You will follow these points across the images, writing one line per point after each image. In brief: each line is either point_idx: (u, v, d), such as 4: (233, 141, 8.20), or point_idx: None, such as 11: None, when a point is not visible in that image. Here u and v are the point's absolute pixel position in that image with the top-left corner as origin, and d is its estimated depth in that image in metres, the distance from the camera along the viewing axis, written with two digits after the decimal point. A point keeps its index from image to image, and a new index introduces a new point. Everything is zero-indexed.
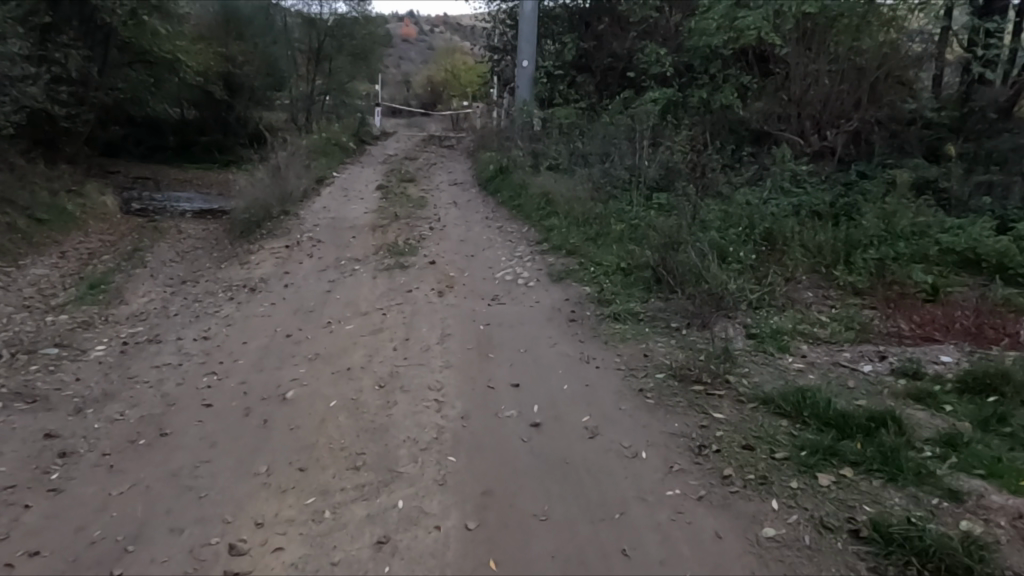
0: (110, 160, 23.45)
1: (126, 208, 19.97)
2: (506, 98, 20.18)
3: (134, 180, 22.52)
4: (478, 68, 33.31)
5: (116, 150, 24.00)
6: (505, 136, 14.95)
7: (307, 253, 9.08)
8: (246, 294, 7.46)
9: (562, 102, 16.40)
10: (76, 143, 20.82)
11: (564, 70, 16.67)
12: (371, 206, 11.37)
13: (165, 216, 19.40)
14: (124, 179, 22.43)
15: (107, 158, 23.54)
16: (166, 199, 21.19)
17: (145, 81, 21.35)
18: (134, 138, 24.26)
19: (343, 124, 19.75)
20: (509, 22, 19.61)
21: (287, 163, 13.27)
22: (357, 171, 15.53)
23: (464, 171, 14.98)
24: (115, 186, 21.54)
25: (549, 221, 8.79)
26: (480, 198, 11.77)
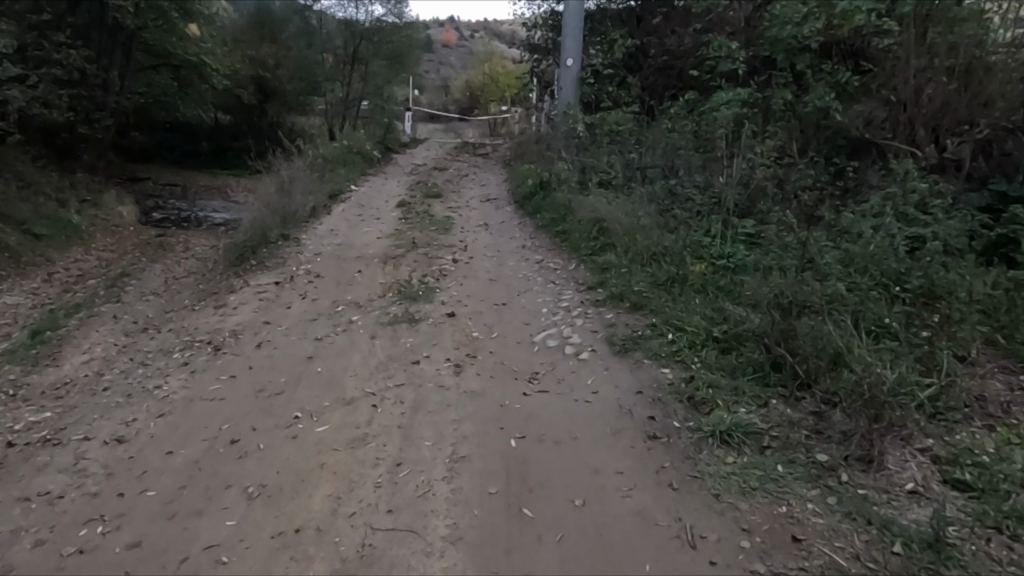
0: (141, 165, 22.50)
1: (146, 218, 18.68)
2: (547, 103, 18.33)
3: (162, 186, 21.42)
4: (518, 72, 31.59)
5: (146, 156, 23.04)
6: (547, 146, 13.06)
7: (299, 294, 7.27)
8: (206, 357, 5.68)
9: (612, 105, 14.47)
10: (95, 151, 19.70)
11: (614, 69, 14.74)
12: (386, 229, 9.56)
13: (183, 228, 18.04)
14: (153, 185, 21.34)
15: (138, 163, 22.58)
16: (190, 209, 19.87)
17: (170, 85, 20.16)
18: (168, 143, 23.41)
19: (369, 131, 18.14)
20: (554, 19, 17.82)
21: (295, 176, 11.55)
22: (378, 185, 13.77)
23: (498, 185, 13.13)
24: (136, 194, 20.33)
25: (604, 258, 6.81)
26: (516, 221, 9.84)
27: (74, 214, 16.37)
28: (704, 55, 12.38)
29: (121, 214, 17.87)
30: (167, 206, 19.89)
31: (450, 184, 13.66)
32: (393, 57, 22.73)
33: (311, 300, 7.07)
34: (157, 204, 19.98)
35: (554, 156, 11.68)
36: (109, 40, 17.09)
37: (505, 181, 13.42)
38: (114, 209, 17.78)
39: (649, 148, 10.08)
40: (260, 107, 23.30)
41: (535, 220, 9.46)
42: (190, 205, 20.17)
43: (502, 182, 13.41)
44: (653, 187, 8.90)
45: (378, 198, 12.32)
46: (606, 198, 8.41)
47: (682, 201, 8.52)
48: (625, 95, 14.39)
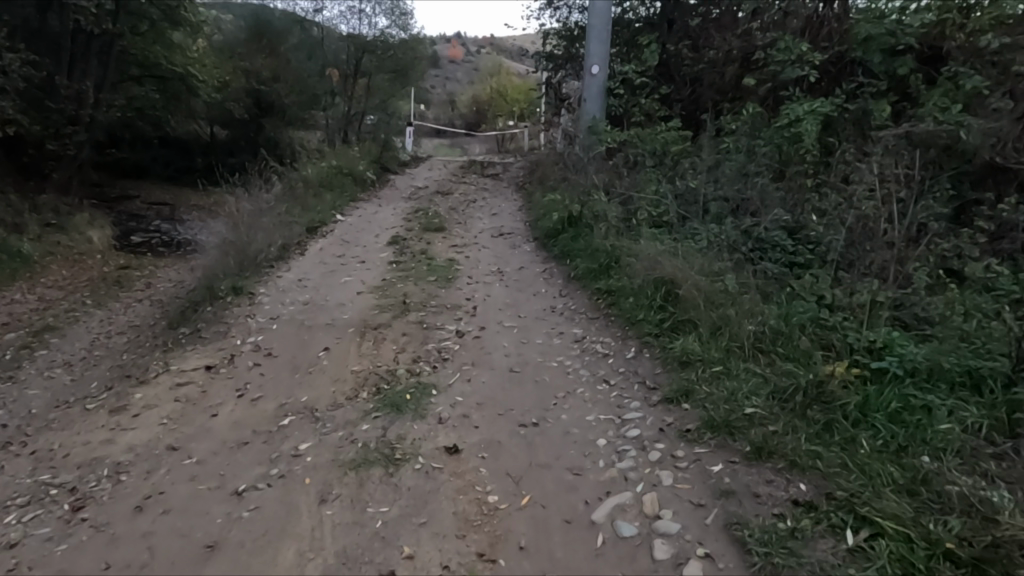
0: (133, 182, 20.72)
1: (124, 242, 16.48)
2: (564, 117, 16.17)
3: (150, 205, 19.34)
4: (529, 85, 29.48)
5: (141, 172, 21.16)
6: (572, 170, 10.86)
7: (233, 391, 5.06)
8: (47, 533, 3.51)
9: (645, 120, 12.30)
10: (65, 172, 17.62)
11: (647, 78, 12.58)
12: (371, 280, 7.35)
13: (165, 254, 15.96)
14: (139, 203, 19.28)
15: (130, 180, 20.78)
16: (176, 232, 17.69)
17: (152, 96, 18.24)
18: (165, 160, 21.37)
19: (363, 148, 15.96)
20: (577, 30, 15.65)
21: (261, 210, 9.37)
22: (368, 215, 11.56)
23: (512, 216, 10.90)
24: (116, 214, 18.22)
25: (681, 343, 4.58)
26: (539, 269, 7.61)
27: (27, 241, 14.14)
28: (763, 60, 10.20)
29: (91, 239, 15.63)
30: (150, 227, 17.74)
31: (454, 214, 11.46)
32: (397, 72, 19.33)
33: (249, 404, 4.83)
34: (140, 225, 17.81)
35: (583, 181, 9.43)
36: (81, 48, 15.19)
37: (521, 211, 11.24)
38: (80, 232, 15.56)
39: (709, 177, 7.87)
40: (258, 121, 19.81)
41: (566, 269, 7.23)
42: (177, 226, 18.00)
43: (516, 213, 11.21)
44: (725, 227, 6.67)
45: (367, 233, 10.12)
46: (667, 247, 6.21)
47: (768, 250, 6.29)
48: (660, 109, 12.22)
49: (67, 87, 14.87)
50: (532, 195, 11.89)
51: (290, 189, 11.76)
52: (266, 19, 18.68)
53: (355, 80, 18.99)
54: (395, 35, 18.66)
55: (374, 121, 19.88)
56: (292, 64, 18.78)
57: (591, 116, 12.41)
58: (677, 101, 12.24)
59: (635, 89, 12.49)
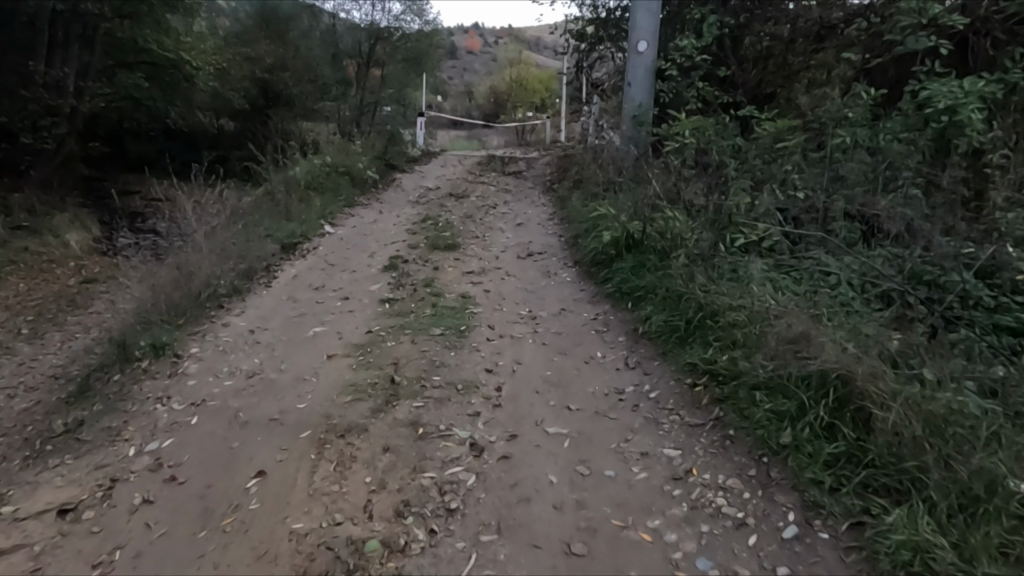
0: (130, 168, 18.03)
1: (110, 245, 13.56)
2: (595, 105, 13.91)
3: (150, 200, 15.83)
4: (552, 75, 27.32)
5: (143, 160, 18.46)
6: (620, 173, 8.63)
7: (88, 571, 3.01)
8: None
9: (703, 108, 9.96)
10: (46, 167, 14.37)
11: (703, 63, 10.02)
12: (352, 331, 5.23)
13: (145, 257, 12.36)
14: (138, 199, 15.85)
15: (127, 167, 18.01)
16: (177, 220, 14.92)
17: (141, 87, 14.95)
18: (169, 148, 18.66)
19: (366, 142, 13.77)
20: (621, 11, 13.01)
21: (219, 235, 7.24)
22: (364, 226, 9.39)
23: (545, 230, 8.68)
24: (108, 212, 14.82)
25: (899, 526, 2.54)
26: (588, 316, 5.43)
27: None
28: (862, 36, 7.93)
29: (68, 244, 12.81)
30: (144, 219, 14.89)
31: (470, 225, 9.26)
32: (412, 60, 17.19)
33: None
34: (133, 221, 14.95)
35: (638, 187, 7.19)
36: (62, 31, 12.48)
37: (554, 223, 9.03)
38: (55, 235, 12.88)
39: (819, 190, 5.69)
40: (264, 114, 16.98)
41: (633, 320, 5.06)
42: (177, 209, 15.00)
43: (549, 224, 8.99)
44: (874, 263, 4.47)
45: (359, 252, 7.98)
46: (797, 303, 4.04)
47: (955, 304, 4.09)
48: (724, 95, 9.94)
49: (45, 73, 12.27)
50: (566, 202, 9.66)
51: (268, 200, 9.62)
52: (274, 7, 16.66)
53: (368, 69, 16.63)
54: (411, 25, 16.55)
55: (392, 112, 17.09)
56: (303, 52, 16.41)
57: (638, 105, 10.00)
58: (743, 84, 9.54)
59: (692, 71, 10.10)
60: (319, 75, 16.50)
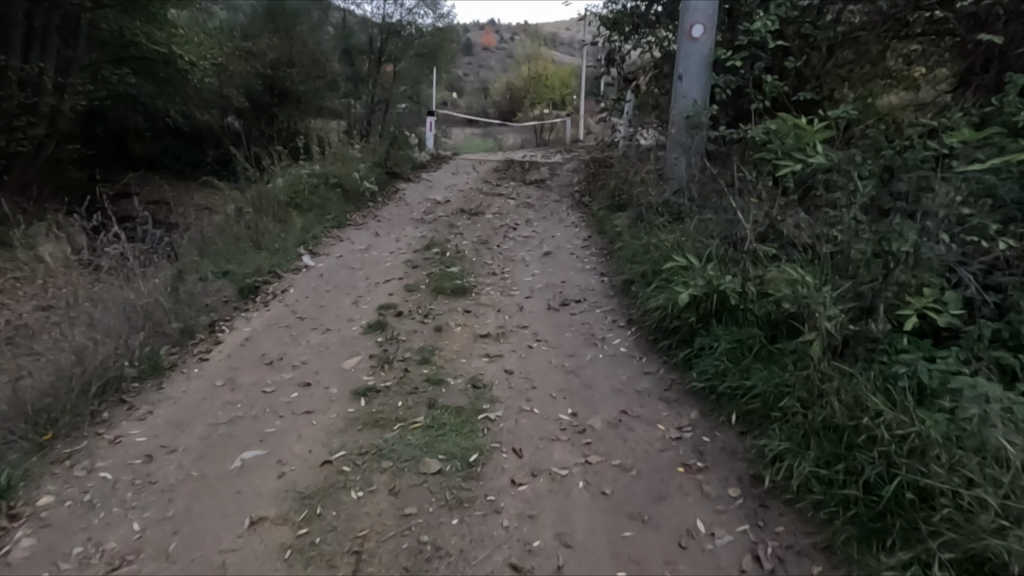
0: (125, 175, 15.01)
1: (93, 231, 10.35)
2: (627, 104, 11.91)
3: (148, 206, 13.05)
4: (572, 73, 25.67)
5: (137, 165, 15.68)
6: (678, 193, 6.75)
7: None
8: None
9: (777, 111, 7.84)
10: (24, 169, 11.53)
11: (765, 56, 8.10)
12: (305, 457, 3.41)
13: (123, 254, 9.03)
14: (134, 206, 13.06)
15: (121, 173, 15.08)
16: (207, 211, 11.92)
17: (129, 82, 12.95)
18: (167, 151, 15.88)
19: (367, 146, 11.96)
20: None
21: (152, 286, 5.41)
22: (354, 255, 7.57)
23: (583, 265, 6.80)
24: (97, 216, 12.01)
25: None
26: (665, 431, 3.58)
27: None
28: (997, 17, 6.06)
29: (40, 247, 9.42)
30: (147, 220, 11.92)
31: (485, 254, 7.40)
32: (426, 56, 14.81)
33: None
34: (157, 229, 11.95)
35: (716, 217, 5.28)
36: (41, 23, 10.53)
37: (591, 254, 7.15)
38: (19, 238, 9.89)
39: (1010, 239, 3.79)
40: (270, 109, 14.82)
41: (748, 454, 3.23)
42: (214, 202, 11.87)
43: (586, 256, 7.12)
44: None
45: (342, 297, 6.16)
46: None
47: None
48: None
49: (19, 69, 10.21)
50: (606, 226, 7.75)
51: (237, 220, 7.79)
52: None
53: (380, 66, 14.38)
54: (423, 18, 14.28)
55: (404, 110, 15.31)
56: (311, 46, 14.38)
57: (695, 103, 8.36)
58: (817, 78, 7.26)
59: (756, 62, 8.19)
60: (329, 70, 14.58)
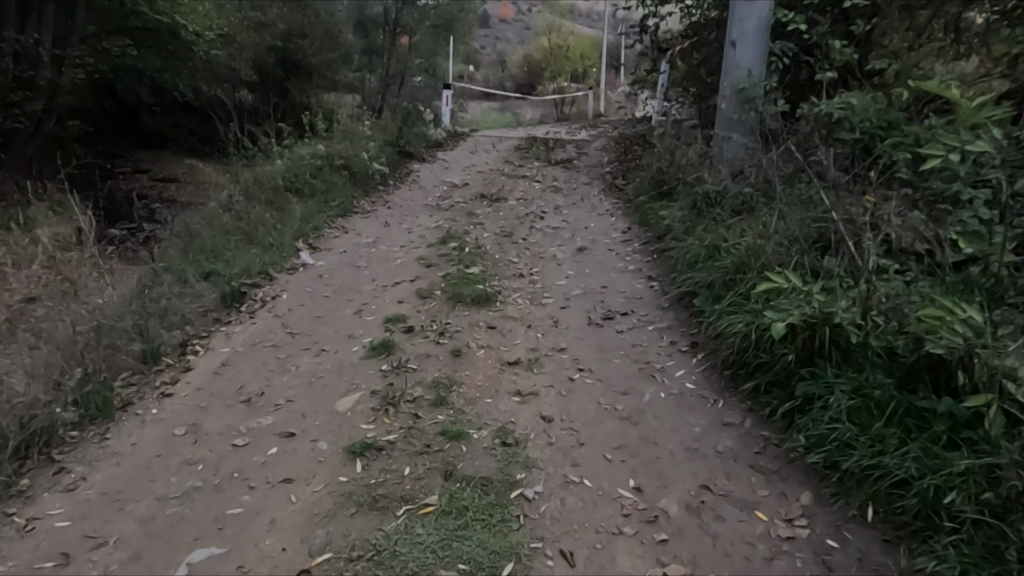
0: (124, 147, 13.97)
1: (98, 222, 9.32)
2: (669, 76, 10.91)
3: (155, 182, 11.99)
4: (576, 48, 25.78)
5: None
6: (738, 182, 5.70)
7: None
8: None
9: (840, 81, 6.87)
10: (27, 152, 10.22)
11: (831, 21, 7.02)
12: (277, 562, 2.51)
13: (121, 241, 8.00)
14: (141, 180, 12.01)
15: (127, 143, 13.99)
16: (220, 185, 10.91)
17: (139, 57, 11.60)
18: None
19: (376, 123, 10.95)
20: None
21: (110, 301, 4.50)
22: (360, 249, 6.63)
23: (627, 265, 5.81)
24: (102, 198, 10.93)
25: None
26: (769, 525, 2.65)
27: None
28: None
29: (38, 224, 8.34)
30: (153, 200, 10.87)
31: (510, 250, 6.43)
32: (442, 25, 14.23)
33: None
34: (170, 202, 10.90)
35: (801, 215, 4.26)
36: None
37: (635, 251, 6.15)
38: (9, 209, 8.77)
39: None
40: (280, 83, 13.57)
41: None
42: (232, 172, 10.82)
43: (628, 254, 6.11)
44: None
45: (344, 305, 5.23)
46: None
47: None
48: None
49: (14, 40, 9.06)
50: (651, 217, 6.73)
51: (226, 211, 6.84)
52: None
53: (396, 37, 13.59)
54: None
55: (420, 83, 14.72)
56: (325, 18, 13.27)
57: (748, 73, 7.41)
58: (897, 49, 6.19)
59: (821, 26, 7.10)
60: (343, 41, 13.64)
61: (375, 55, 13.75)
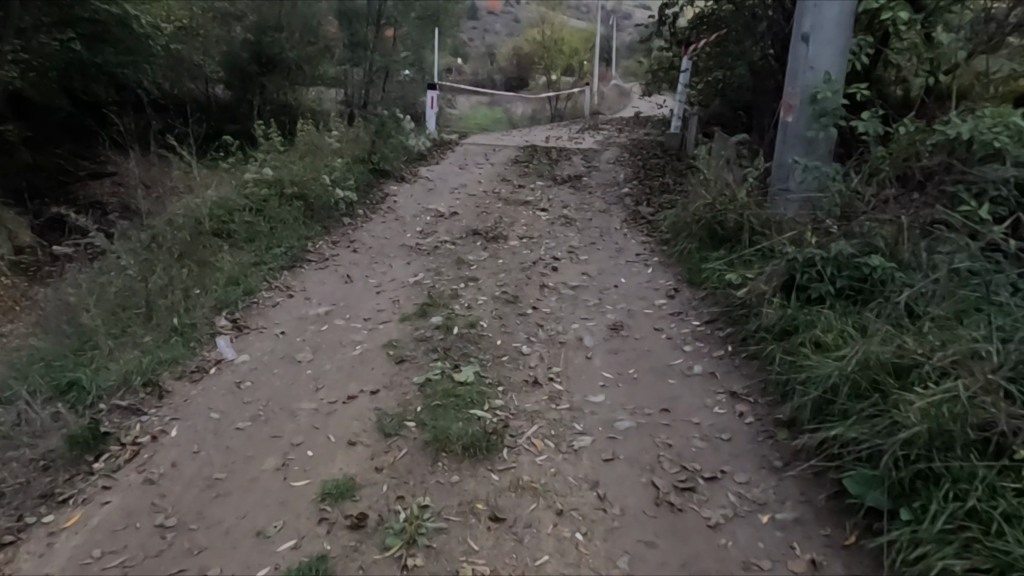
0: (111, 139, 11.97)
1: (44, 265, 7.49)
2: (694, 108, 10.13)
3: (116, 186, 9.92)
4: (575, 40, 23.99)
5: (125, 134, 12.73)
6: (848, 243, 3.91)
7: None
8: None
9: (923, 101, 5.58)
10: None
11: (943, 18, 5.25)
12: None
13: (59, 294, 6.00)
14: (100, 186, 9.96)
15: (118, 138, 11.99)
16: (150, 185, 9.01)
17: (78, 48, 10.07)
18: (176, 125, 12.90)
19: (346, 133, 9.06)
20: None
21: None
22: (305, 326, 4.76)
23: (689, 363, 4.00)
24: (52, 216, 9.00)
25: None
26: None
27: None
28: None
29: None
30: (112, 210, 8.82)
31: (516, 330, 4.61)
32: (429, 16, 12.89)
33: None
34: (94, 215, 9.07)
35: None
36: None
37: (693, 335, 4.33)
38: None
39: None
40: (258, 83, 11.21)
41: None
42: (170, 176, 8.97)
43: (686, 339, 4.30)
44: None
45: (267, 449, 3.38)
46: None
47: None
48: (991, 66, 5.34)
49: None
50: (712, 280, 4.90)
51: (126, 275, 4.99)
52: None
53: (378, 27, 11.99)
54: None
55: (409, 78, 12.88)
56: None
57: (825, 76, 5.61)
58: None
59: (933, 21, 5.28)
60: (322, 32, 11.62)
61: (359, 49, 11.80)
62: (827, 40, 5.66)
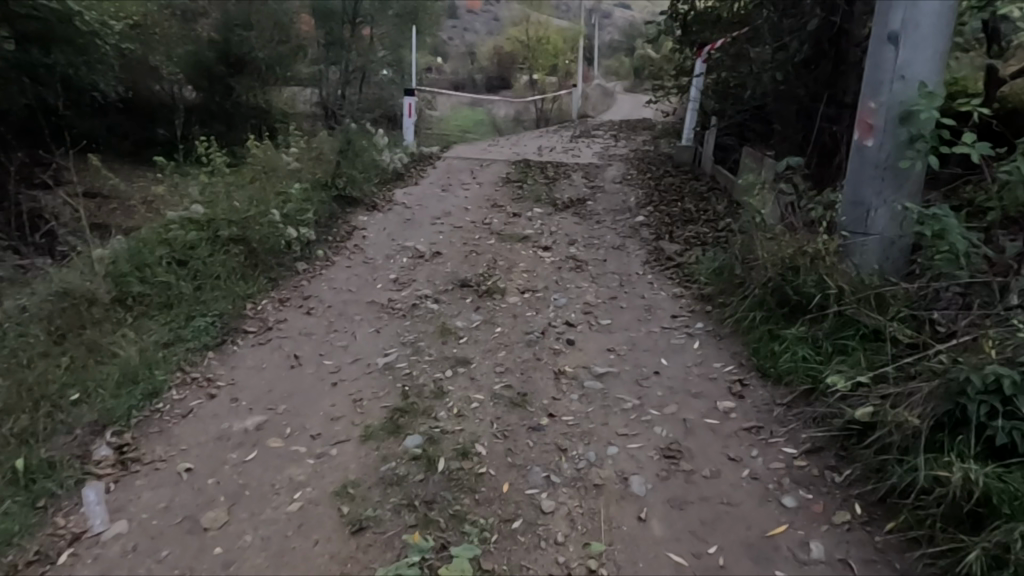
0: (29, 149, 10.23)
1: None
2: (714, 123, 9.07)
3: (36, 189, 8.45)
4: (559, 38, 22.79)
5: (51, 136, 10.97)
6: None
7: None
8: None
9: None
10: None
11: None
12: None
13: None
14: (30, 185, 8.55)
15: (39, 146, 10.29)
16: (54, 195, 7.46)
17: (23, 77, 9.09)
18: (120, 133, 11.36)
19: (306, 151, 7.63)
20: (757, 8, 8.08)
21: None
22: (224, 454, 3.33)
23: (801, 538, 2.66)
24: None
25: None
26: None
27: None
28: None
29: None
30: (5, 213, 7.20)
31: (529, 458, 3.21)
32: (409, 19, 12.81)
33: None
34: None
35: None
36: None
37: (792, 476, 2.98)
38: None
39: None
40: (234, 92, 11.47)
41: None
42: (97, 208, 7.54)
43: (783, 484, 2.94)
44: None
45: None
46: None
47: None
48: None
49: None
50: (802, 378, 3.56)
51: None
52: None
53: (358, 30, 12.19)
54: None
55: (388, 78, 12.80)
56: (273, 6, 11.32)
57: (923, 88, 4.18)
58: None
59: None
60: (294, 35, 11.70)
61: (334, 48, 11.91)
62: (923, 40, 4.22)
